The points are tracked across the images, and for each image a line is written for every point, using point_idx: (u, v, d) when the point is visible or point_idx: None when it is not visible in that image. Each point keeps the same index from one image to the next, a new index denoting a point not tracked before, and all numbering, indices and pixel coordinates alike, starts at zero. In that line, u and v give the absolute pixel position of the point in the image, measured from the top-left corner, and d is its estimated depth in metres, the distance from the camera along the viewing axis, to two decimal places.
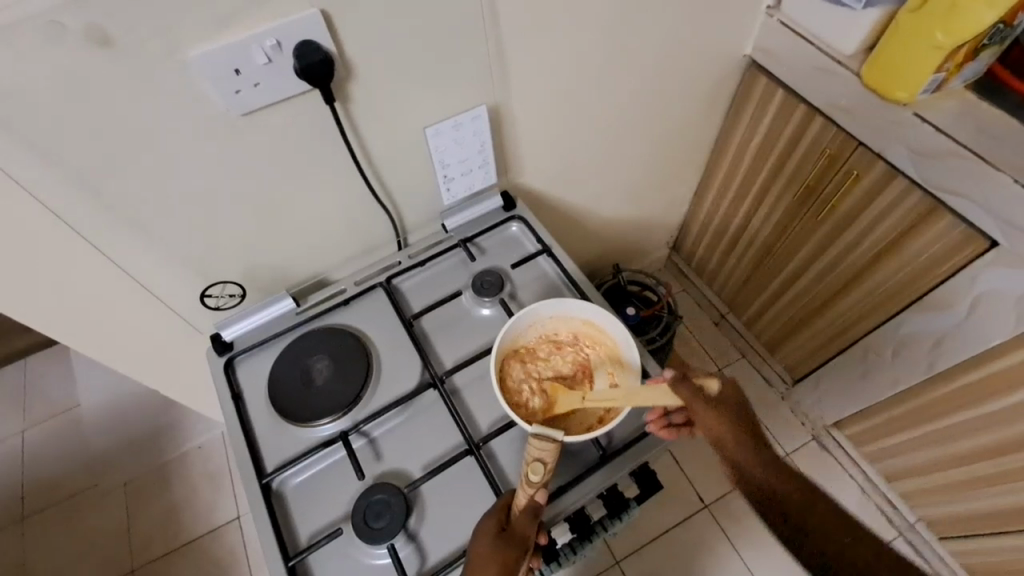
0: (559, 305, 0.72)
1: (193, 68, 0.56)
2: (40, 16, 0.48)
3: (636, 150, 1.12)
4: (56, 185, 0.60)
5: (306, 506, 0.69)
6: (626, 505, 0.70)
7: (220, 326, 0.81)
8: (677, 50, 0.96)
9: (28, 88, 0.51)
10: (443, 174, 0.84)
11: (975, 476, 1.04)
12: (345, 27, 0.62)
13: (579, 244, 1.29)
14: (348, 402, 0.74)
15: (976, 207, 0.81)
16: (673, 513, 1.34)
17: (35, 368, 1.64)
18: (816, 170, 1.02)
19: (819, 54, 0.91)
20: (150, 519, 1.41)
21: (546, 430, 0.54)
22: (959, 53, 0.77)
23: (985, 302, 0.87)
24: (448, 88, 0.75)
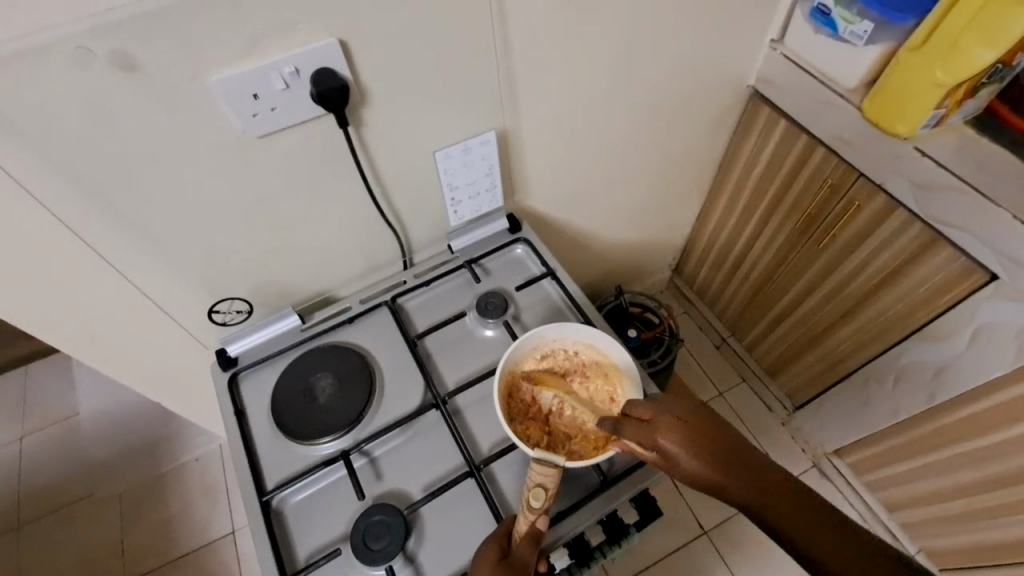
0: (563, 328, 0.72)
1: (213, 92, 0.58)
2: (70, 41, 0.50)
3: (640, 175, 1.14)
4: (75, 203, 0.61)
5: (305, 526, 0.69)
6: (626, 531, 0.70)
7: (226, 341, 0.82)
8: (683, 81, 0.99)
9: (54, 110, 0.53)
10: (451, 197, 0.85)
11: (976, 508, 1.04)
12: (362, 55, 0.63)
13: (582, 265, 1.30)
14: (351, 420, 0.74)
15: (977, 241, 0.81)
16: (672, 538, 1.33)
17: (35, 376, 1.64)
18: (818, 199, 1.04)
19: (821, 88, 0.93)
20: (144, 532, 1.40)
21: (547, 455, 0.55)
22: (958, 90, 0.79)
23: (985, 335, 0.87)
24: (459, 113, 0.77)
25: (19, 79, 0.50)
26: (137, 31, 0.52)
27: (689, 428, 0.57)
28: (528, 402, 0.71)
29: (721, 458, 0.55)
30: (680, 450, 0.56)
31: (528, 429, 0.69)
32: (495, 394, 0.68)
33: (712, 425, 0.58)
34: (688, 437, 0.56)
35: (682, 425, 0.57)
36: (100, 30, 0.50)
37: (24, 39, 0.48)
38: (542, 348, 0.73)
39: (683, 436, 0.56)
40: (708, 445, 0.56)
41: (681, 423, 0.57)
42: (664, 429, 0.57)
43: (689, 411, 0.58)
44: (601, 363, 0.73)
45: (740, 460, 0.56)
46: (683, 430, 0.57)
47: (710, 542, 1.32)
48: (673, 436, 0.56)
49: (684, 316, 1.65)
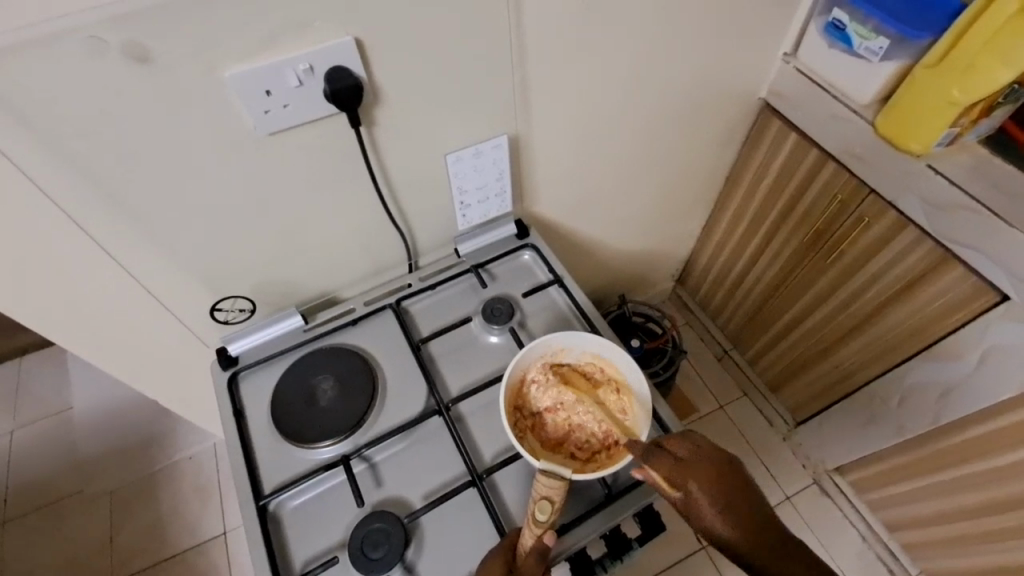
0: (573, 338, 0.71)
1: (227, 87, 0.57)
2: (83, 30, 0.49)
3: (649, 185, 1.14)
4: (81, 194, 0.60)
5: (302, 532, 0.67)
6: (628, 546, 0.68)
7: (227, 340, 0.80)
8: (695, 92, 0.98)
9: (63, 99, 0.52)
10: (460, 201, 0.85)
11: (979, 530, 1.02)
12: (377, 55, 0.63)
13: (587, 273, 1.29)
14: (352, 425, 0.73)
15: (988, 261, 0.81)
16: (670, 552, 1.32)
17: (29, 369, 1.62)
18: (827, 214, 1.03)
19: (835, 102, 0.93)
20: (133, 531, 1.37)
21: (554, 467, 0.54)
22: (974, 109, 0.79)
23: (994, 356, 0.87)
24: (471, 117, 0.76)
25: (30, 68, 0.49)
26: (152, 23, 0.51)
27: (718, 478, 0.55)
28: (536, 414, 0.70)
29: (742, 511, 0.55)
30: (705, 501, 0.54)
31: (529, 442, 0.68)
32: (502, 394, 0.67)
33: (742, 481, 0.56)
34: (717, 487, 0.55)
35: (712, 473, 0.55)
36: (114, 21, 0.49)
37: (35, 26, 0.47)
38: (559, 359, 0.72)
39: (712, 487, 0.55)
40: (729, 499, 0.55)
41: (709, 470, 0.56)
42: (698, 482, 0.55)
43: (722, 459, 0.57)
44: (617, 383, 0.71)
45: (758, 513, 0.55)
46: (712, 480, 0.55)
47: (708, 557, 1.31)
48: (702, 481, 0.55)
49: (687, 327, 1.65)
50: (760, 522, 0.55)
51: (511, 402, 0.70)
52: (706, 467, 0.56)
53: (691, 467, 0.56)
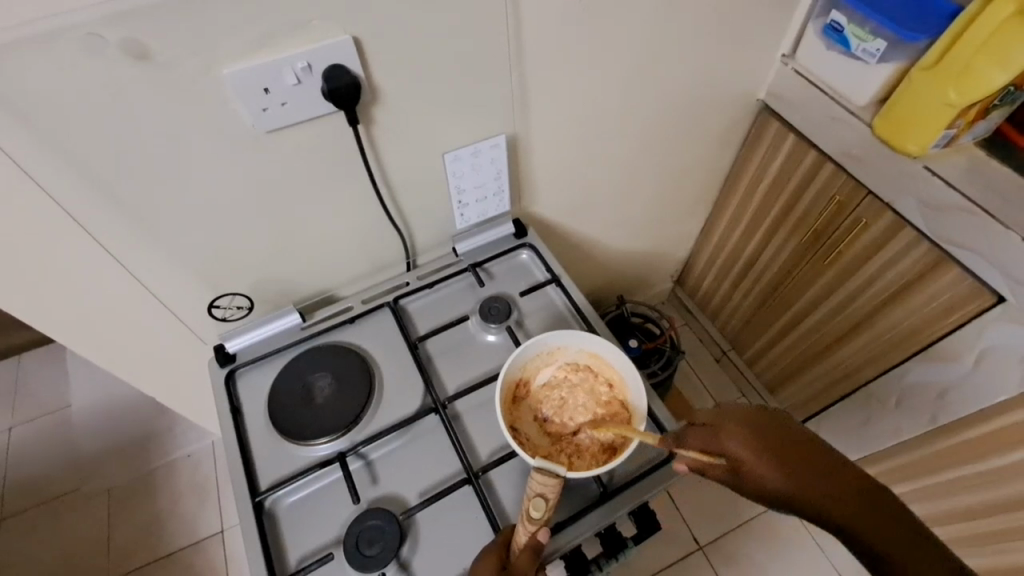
0: (571, 337, 0.71)
1: (225, 85, 0.58)
2: (82, 27, 0.49)
3: (647, 185, 1.14)
4: (78, 190, 0.60)
5: (298, 529, 0.68)
6: (623, 545, 0.68)
7: (224, 337, 0.81)
8: (693, 93, 0.99)
9: (61, 95, 0.52)
10: (458, 200, 0.85)
11: (976, 532, 1.03)
12: (375, 54, 0.63)
13: (586, 274, 1.30)
14: (348, 422, 0.73)
15: (984, 262, 0.81)
16: (667, 553, 1.32)
17: (28, 366, 1.62)
18: (825, 215, 1.03)
19: (832, 104, 0.93)
20: (131, 528, 1.37)
21: (549, 465, 0.54)
22: (970, 112, 0.79)
23: (990, 358, 0.87)
24: (469, 116, 0.76)
25: (31, 65, 0.50)
26: (150, 20, 0.51)
27: (752, 429, 0.55)
28: (531, 410, 0.71)
29: (800, 461, 0.53)
30: (749, 457, 0.53)
31: (521, 436, 0.68)
32: (499, 383, 0.67)
33: (792, 434, 0.55)
34: (754, 438, 0.54)
35: (743, 425, 0.55)
36: (113, 18, 0.50)
37: (36, 22, 0.48)
38: (558, 357, 0.73)
39: (747, 439, 0.54)
40: (782, 451, 0.53)
41: (745, 425, 0.55)
42: (738, 439, 0.55)
43: (750, 412, 0.57)
44: (615, 385, 0.71)
45: (823, 464, 0.53)
46: (746, 432, 0.55)
47: (705, 558, 1.31)
48: (736, 437, 0.55)
49: (685, 328, 1.65)
50: (827, 470, 0.53)
51: (508, 399, 0.70)
52: (741, 424, 0.56)
53: (723, 429, 0.56)
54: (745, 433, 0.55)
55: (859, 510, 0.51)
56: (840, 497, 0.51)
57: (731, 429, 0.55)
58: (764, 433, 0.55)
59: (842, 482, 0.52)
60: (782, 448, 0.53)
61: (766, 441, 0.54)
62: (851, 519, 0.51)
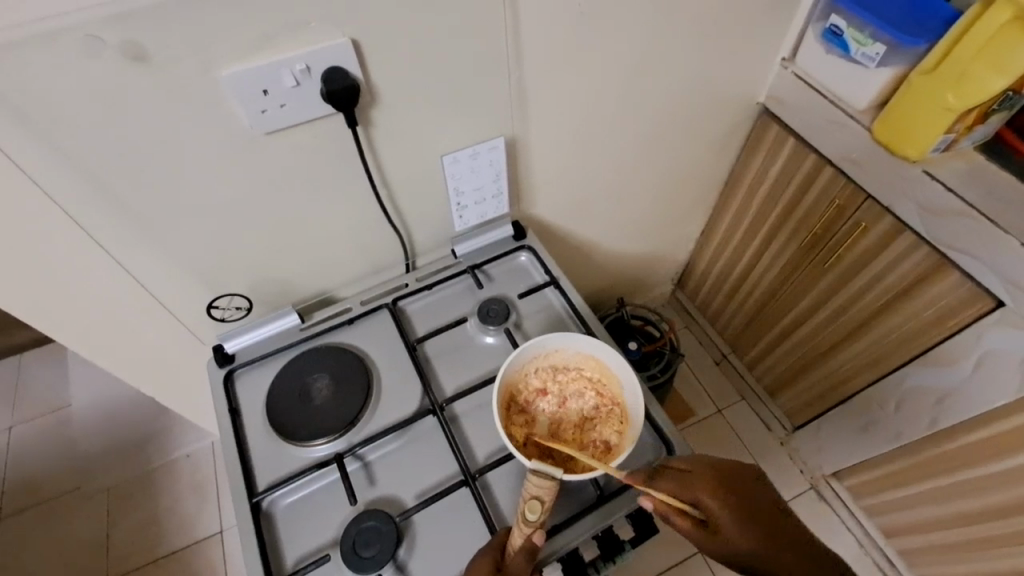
0: (568, 339, 0.71)
1: (224, 86, 0.58)
2: (81, 29, 0.50)
3: (647, 188, 1.14)
4: (77, 191, 0.60)
5: (295, 530, 0.68)
6: (621, 548, 0.68)
7: (224, 338, 0.81)
8: (692, 96, 0.99)
9: (60, 97, 0.53)
10: (457, 202, 0.85)
11: (975, 537, 1.02)
12: (374, 57, 0.63)
13: (585, 276, 1.30)
14: (346, 423, 0.73)
15: (983, 266, 0.81)
16: (666, 556, 1.31)
17: (30, 365, 1.63)
18: (825, 219, 1.03)
19: (831, 107, 0.93)
20: (130, 528, 1.38)
21: (545, 468, 0.54)
22: (969, 116, 0.79)
23: (989, 362, 0.87)
24: (468, 119, 0.77)
25: (31, 66, 0.50)
26: (149, 22, 0.51)
27: (722, 485, 0.57)
28: (529, 414, 0.70)
29: (757, 516, 0.56)
30: (719, 513, 0.55)
31: (515, 437, 0.68)
32: (497, 384, 0.68)
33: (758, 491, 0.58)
34: (723, 493, 0.56)
35: (714, 480, 0.57)
36: (113, 19, 0.50)
37: (36, 24, 0.48)
38: (562, 366, 0.73)
39: (718, 493, 0.56)
40: (748, 509, 0.56)
41: (716, 479, 0.57)
42: (711, 490, 0.56)
43: (720, 470, 0.58)
44: (619, 402, 0.70)
45: (773, 521, 0.56)
46: (717, 487, 0.56)
47: (704, 561, 1.30)
48: (708, 490, 0.56)
49: (685, 331, 1.65)
50: (775, 528, 0.56)
51: (506, 401, 0.70)
52: (715, 477, 0.57)
53: (697, 478, 0.57)
54: (715, 486, 0.56)
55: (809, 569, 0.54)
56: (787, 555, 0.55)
57: (703, 482, 0.57)
58: (731, 486, 0.57)
59: (787, 540, 0.55)
60: (747, 503, 0.56)
61: (733, 494, 0.56)
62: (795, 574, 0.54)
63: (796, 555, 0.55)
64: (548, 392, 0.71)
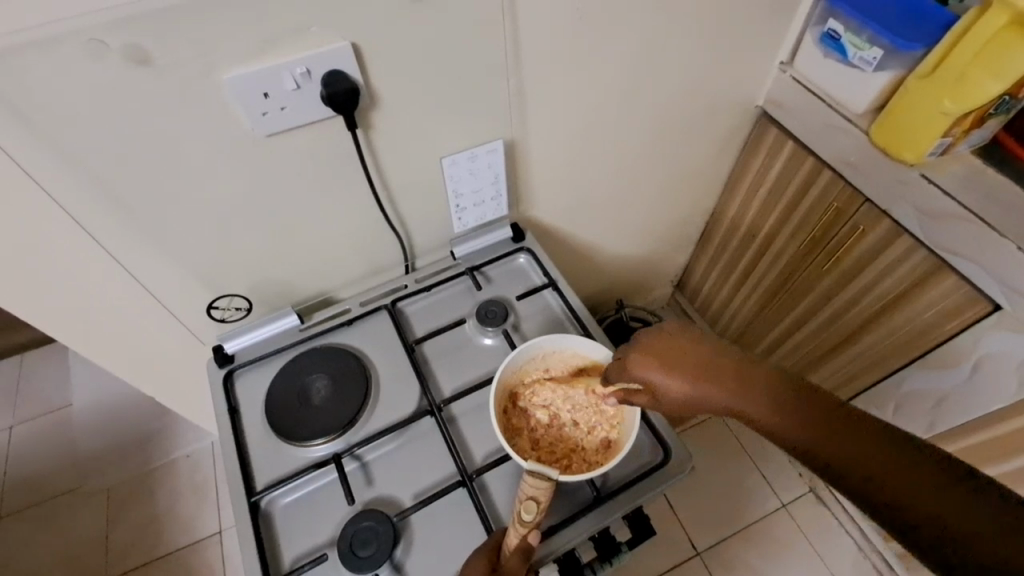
0: (562, 340, 0.71)
1: (225, 89, 0.59)
2: (85, 32, 0.50)
3: (647, 190, 1.14)
4: (79, 191, 0.61)
5: (293, 529, 0.68)
6: (618, 549, 0.69)
7: (224, 338, 0.82)
8: (691, 100, 0.99)
9: (63, 99, 0.53)
10: (456, 204, 0.86)
11: None
12: (374, 60, 0.64)
13: (585, 278, 1.30)
14: (345, 424, 0.74)
15: (980, 269, 0.81)
16: (664, 558, 1.31)
17: (30, 365, 1.64)
18: (823, 222, 1.04)
19: (829, 111, 0.94)
20: (130, 528, 1.38)
21: (541, 469, 0.54)
22: (965, 120, 0.79)
23: (987, 365, 0.87)
24: (467, 122, 0.77)
25: (35, 68, 0.51)
26: (152, 25, 0.52)
27: (668, 356, 0.59)
28: (527, 417, 0.71)
29: (757, 382, 0.55)
30: (664, 382, 0.59)
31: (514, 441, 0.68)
32: (494, 386, 0.68)
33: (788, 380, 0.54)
34: (668, 364, 0.59)
35: (657, 355, 0.60)
36: (115, 22, 0.51)
37: (40, 28, 0.49)
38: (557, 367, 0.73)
39: (661, 366, 0.59)
40: (701, 371, 0.57)
41: (661, 354, 0.60)
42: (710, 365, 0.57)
43: (668, 340, 0.60)
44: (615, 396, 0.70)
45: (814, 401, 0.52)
46: (659, 361, 0.60)
47: (703, 563, 1.30)
48: (651, 366, 0.60)
49: None
50: (792, 394, 0.53)
51: (503, 407, 0.70)
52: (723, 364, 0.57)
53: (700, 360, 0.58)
54: (654, 361, 0.60)
55: (840, 437, 0.49)
56: (832, 437, 0.49)
57: (644, 359, 0.61)
58: (673, 353, 0.59)
59: (758, 390, 0.54)
60: (699, 364, 0.58)
61: (681, 359, 0.59)
62: (841, 454, 0.48)
63: (824, 424, 0.50)
64: (546, 393, 0.72)
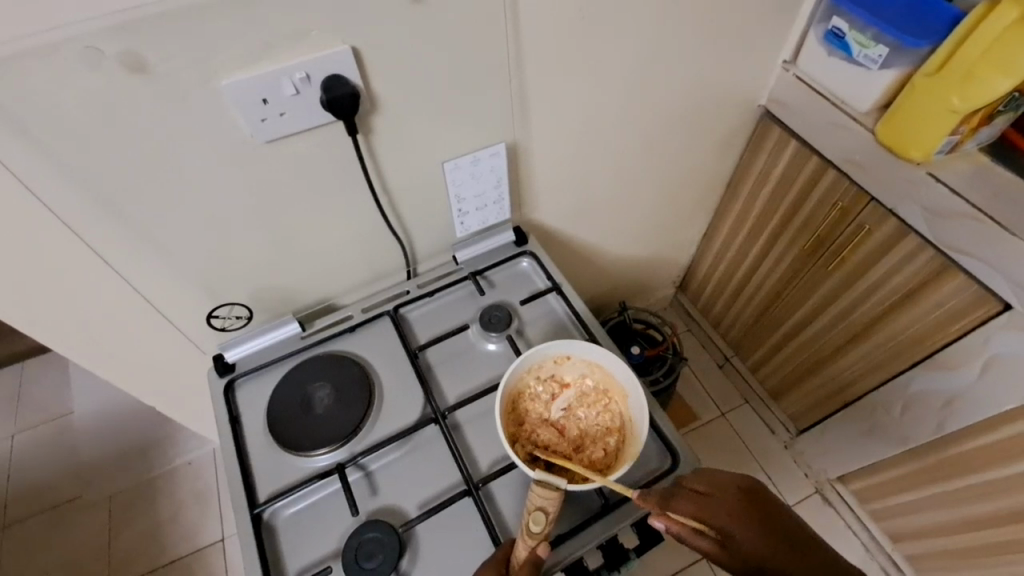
0: (587, 349, 0.70)
1: (223, 95, 0.58)
2: (80, 40, 0.49)
3: (649, 192, 1.13)
4: (76, 202, 0.60)
5: (296, 541, 0.67)
6: (626, 557, 0.68)
7: (224, 347, 0.80)
8: (692, 102, 0.98)
9: (60, 108, 0.52)
10: (458, 209, 0.85)
11: (984, 542, 1.01)
12: (374, 65, 0.63)
13: (587, 280, 1.29)
14: (348, 433, 0.73)
15: (991, 269, 0.80)
16: (671, 561, 1.30)
17: (31, 373, 1.63)
18: (828, 222, 1.02)
19: (835, 110, 0.93)
20: (131, 537, 1.37)
21: (549, 478, 0.53)
22: (974, 117, 0.78)
23: (997, 365, 0.86)
24: (468, 126, 0.76)
25: (29, 77, 0.50)
26: (149, 32, 0.51)
27: (740, 506, 0.55)
28: (549, 371, 0.71)
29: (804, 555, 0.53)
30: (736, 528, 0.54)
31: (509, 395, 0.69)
32: (505, 381, 0.67)
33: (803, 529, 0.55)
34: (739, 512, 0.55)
35: (733, 502, 0.56)
36: (111, 30, 0.50)
37: (34, 36, 0.48)
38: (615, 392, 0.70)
39: (735, 514, 0.55)
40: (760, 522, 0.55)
41: (735, 501, 0.56)
42: (722, 498, 0.56)
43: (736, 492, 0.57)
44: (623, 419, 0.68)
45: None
46: (733, 509, 0.55)
47: (709, 566, 1.29)
48: (727, 515, 0.55)
49: (687, 334, 1.64)
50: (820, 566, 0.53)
51: (513, 399, 0.69)
52: (732, 499, 0.56)
53: (720, 503, 0.56)
54: (729, 500, 0.56)
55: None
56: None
57: (720, 499, 0.56)
58: (739, 495, 0.56)
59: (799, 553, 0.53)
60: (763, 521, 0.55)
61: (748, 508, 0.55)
62: None
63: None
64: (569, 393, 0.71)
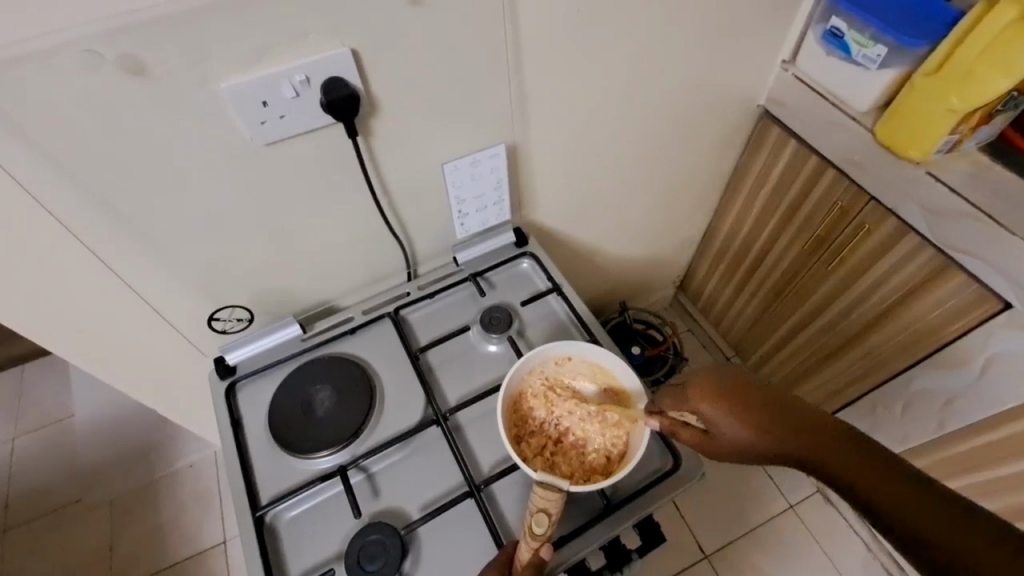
0: (592, 352, 0.70)
1: (223, 97, 0.58)
2: (79, 44, 0.49)
3: (648, 192, 1.13)
4: (76, 205, 0.60)
5: (298, 543, 0.67)
6: (628, 558, 0.68)
7: (224, 349, 0.80)
8: (691, 102, 0.99)
9: (59, 112, 0.52)
10: (458, 210, 0.85)
11: None
12: (373, 66, 0.63)
13: (587, 281, 1.29)
14: (349, 435, 0.72)
15: (991, 268, 0.80)
16: (673, 561, 1.30)
17: (31, 377, 1.63)
18: (827, 222, 1.03)
19: (834, 109, 0.93)
20: (132, 540, 1.37)
21: (551, 480, 0.53)
22: (973, 117, 0.78)
23: (997, 364, 0.86)
24: (467, 127, 0.76)
25: (29, 81, 0.50)
26: (149, 36, 0.51)
27: (722, 390, 0.55)
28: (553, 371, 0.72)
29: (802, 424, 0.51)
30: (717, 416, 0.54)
31: (510, 396, 0.69)
32: (508, 378, 0.68)
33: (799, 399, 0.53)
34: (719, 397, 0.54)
35: (717, 389, 0.55)
36: (110, 33, 0.50)
37: (34, 39, 0.48)
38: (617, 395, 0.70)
39: (719, 401, 0.54)
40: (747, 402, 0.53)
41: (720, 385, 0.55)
42: (710, 381, 0.56)
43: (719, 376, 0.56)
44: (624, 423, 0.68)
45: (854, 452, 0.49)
46: (715, 394, 0.55)
47: (711, 566, 1.29)
48: (707, 400, 0.55)
49: (687, 334, 1.64)
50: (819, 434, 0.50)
51: (516, 396, 0.70)
52: (717, 382, 0.55)
53: (698, 389, 0.56)
54: (711, 387, 0.55)
55: (863, 477, 0.47)
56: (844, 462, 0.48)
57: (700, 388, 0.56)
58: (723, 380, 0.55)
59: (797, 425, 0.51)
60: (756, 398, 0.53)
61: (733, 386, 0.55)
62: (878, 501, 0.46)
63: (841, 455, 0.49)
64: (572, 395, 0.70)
